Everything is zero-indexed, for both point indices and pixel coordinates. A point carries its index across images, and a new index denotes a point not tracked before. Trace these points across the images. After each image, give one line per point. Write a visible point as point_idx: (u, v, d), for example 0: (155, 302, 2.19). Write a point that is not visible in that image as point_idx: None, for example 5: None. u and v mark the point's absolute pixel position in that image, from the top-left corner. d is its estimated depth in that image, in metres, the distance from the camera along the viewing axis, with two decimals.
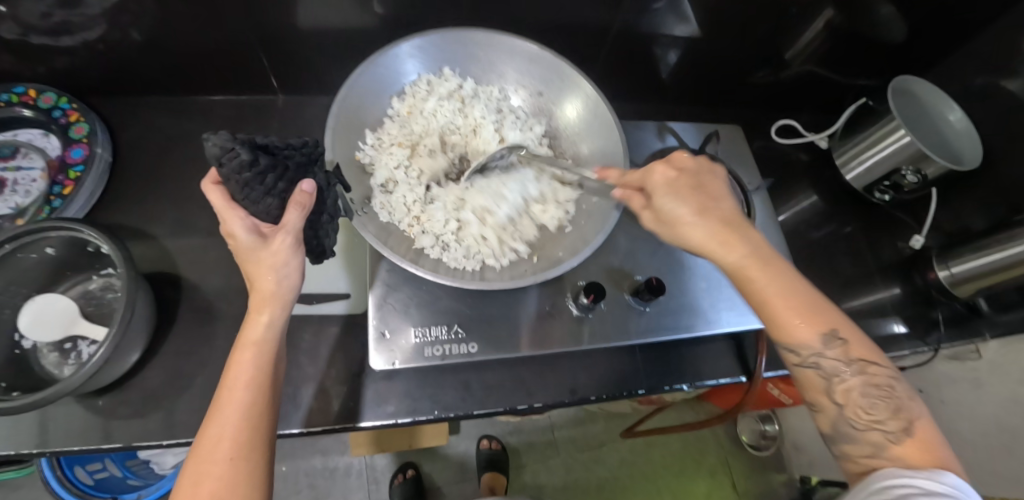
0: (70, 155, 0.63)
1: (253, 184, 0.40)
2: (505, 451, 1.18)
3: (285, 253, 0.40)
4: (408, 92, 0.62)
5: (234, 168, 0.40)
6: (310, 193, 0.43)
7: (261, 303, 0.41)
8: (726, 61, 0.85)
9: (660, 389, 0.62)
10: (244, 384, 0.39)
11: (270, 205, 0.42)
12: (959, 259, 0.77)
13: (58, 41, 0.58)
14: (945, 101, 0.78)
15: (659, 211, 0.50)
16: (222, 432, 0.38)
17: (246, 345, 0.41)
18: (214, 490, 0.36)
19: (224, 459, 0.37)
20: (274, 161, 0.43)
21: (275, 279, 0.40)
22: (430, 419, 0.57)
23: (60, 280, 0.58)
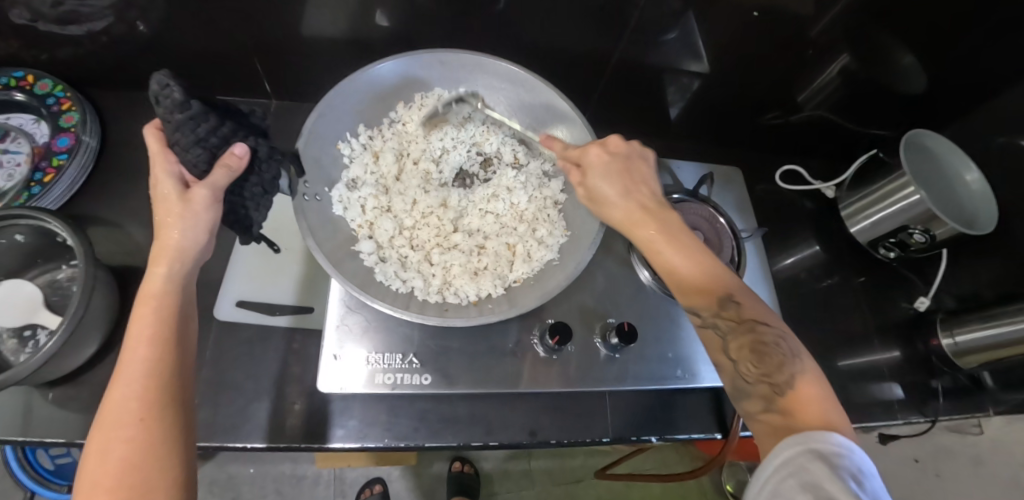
0: (56, 143, 0.64)
1: (184, 129, 0.39)
2: (477, 476, 1.15)
3: (199, 208, 0.41)
4: (416, 102, 0.60)
5: (167, 108, 0.38)
6: (242, 156, 0.42)
7: (162, 255, 0.40)
8: (734, 100, 0.82)
9: (626, 439, 0.59)
10: (145, 340, 0.37)
11: (197, 157, 0.41)
12: (964, 328, 0.73)
13: (66, 29, 0.59)
14: (962, 159, 0.74)
15: (591, 190, 0.48)
16: (128, 392, 0.35)
17: (145, 300, 0.39)
18: (123, 451, 0.34)
19: (134, 420, 0.35)
20: (217, 115, 0.41)
21: (182, 233, 0.40)
22: (379, 447, 0.54)
23: (30, 267, 0.58)
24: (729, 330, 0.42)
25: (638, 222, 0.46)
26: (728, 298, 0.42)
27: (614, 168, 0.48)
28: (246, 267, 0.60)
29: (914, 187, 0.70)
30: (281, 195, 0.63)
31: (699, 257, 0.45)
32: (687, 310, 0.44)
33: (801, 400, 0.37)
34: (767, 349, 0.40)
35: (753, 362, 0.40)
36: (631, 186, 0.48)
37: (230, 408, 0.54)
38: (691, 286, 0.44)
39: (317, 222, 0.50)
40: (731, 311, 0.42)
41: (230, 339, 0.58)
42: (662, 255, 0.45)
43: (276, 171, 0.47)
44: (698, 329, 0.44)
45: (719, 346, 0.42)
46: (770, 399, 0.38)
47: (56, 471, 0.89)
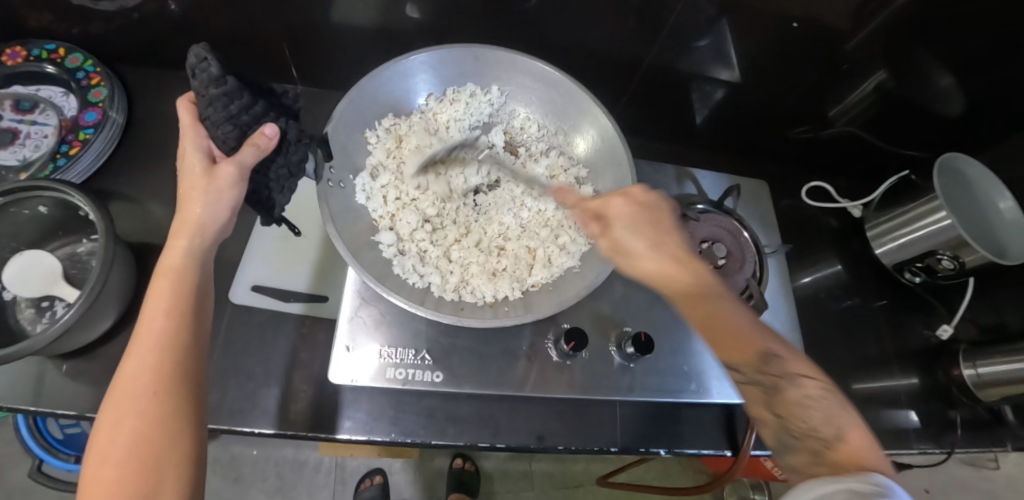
0: (84, 118, 0.64)
1: (216, 104, 0.38)
2: (477, 474, 1.15)
3: (223, 184, 0.40)
4: (447, 95, 0.59)
5: (202, 81, 0.37)
6: (270, 137, 0.41)
7: (181, 229, 0.40)
8: (763, 111, 0.80)
9: (635, 450, 0.58)
10: (162, 314, 0.37)
11: (227, 133, 0.40)
12: (988, 360, 0.71)
13: (98, 4, 0.59)
14: (997, 187, 0.72)
15: (615, 242, 0.46)
16: (142, 365, 0.35)
17: (163, 273, 0.39)
18: (135, 424, 0.34)
19: (147, 394, 0.35)
20: (251, 93, 0.40)
21: (203, 208, 0.39)
22: (385, 442, 0.54)
23: (51, 238, 0.58)
24: (783, 381, 0.38)
25: (675, 274, 0.43)
26: (768, 351, 0.39)
27: (639, 219, 0.46)
28: (264, 251, 0.60)
29: (945, 211, 0.68)
30: (306, 180, 0.63)
31: (737, 310, 0.41)
32: (730, 366, 0.40)
33: (851, 448, 0.34)
34: (818, 404, 0.37)
35: (800, 416, 0.37)
36: (659, 239, 0.45)
37: (240, 392, 0.54)
38: (725, 340, 0.40)
39: (338, 210, 0.49)
40: (775, 369, 0.38)
41: (244, 323, 0.58)
42: (716, 304, 0.41)
43: (303, 154, 0.46)
44: (737, 385, 0.40)
45: (762, 402, 0.39)
46: (821, 453, 0.34)
47: (65, 441, 0.91)
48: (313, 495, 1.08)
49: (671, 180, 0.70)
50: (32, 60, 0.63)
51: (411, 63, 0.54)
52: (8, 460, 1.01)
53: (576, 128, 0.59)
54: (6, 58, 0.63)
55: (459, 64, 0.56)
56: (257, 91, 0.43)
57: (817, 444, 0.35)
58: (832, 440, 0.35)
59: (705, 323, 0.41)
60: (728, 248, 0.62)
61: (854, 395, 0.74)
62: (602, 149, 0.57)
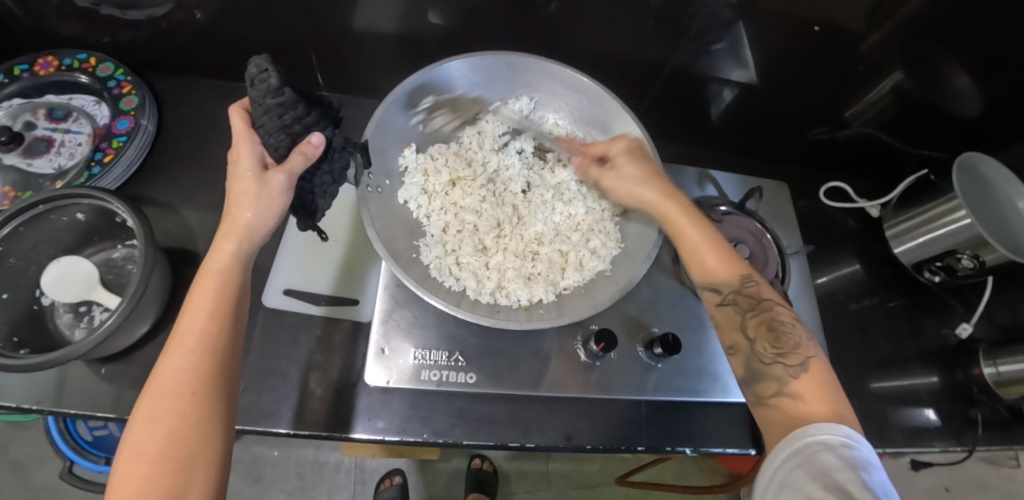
0: (116, 126, 0.65)
1: (272, 114, 0.39)
2: (495, 474, 1.16)
3: (274, 191, 0.41)
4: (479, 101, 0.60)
5: (260, 91, 0.38)
6: (318, 146, 0.42)
7: (231, 233, 0.40)
8: (782, 112, 0.81)
9: (661, 449, 0.59)
10: (205, 314, 0.38)
11: (279, 142, 0.41)
12: (1008, 358, 0.72)
13: (126, 14, 0.60)
14: (1014, 185, 0.72)
15: (619, 172, 0.54)
16: (182, 364, 0.36)
17: (208, 273, 0.39)
18: (171, 422, 0.34)
19: (185, 393, 0.35)
20: (304, 103, 0.41)
21: (254, 213, 0.40)
22: (418, 442, 0.55)
23: (87, 245, 0.60)
24: (745, 309, 0.49)
25: (670, 196, 0.52)
26: (749, 277, 0.49)
27: (639, 152, 0.54)
28: (296, 255, 0.61)
29: (966, 210, 0.69)
30: (345, 186, 0.64)
31: (715, 238, 0.51)
32: (708, 288, 0.50)
33: (812, 379, 0.44)
34: (789, 327, 0.47)
35: (770, 342, 0.47)
36: (654, 170, 0.53)
37: (273, 394, 0.55)
38: (719, 260, 0.50)
39: (377, 215, 0.50)
40: (751, 290, 0.49)
41: (276, 326, 0.59)
42: (688, 231, 0.51)
43: (346, 162, 0.47)
44: (715, 308, 0.50)
45: (737, 324, 0.49)
46: (785, 378, 0.45)
47: (94, 443, 0.92)
48: (333, 495, 1.09)
49: (692, 182, 0.71)
50: (64, 70, 0.64)
51: (446, 70, 0.55)
52: (37, 461, 1.03)
53: (604, 135, 0.60)
54: (39, 68, 0.64)
55: (493, 71, 0.57)
56: (308, 99, 0.43)
57: (784, 369, 0.45)
58: (806, 364, 0.45)
59: (697, 252, 0.50)
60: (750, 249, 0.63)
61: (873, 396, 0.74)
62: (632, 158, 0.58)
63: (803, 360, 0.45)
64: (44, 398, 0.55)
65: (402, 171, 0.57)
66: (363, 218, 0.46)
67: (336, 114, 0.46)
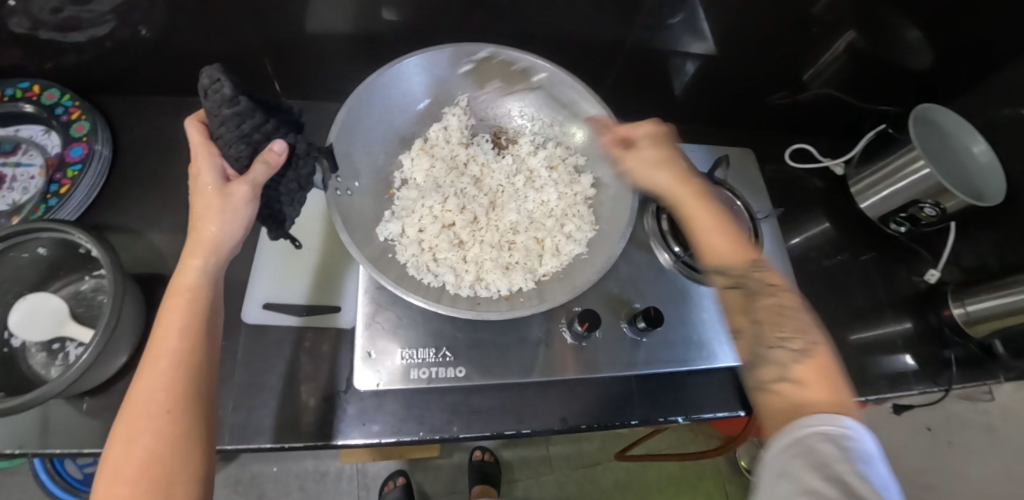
0: (70, 153, 0.63)
1: (229, 124, 0.38)
2: (497, 464, 1.17)
3: (239, 203, 0.40)
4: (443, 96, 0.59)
5: (215, 102, 0.37)
6: (280, 154, 0.41)
7: (197, 248, 0.39)
8: (742, 80, 0.82)
9: (654, 420, 0.60)
10: (176, 333, 0.37)
11: (240, 152, 0.40)
12: (975, 297, 0.74)
13: (67, 36, 0.58)
14: (969, 132, 0.75)
15: (636, 157, 0.53)
16: (156, 384, 0.35)
17: (178, 291, 0.39)
18: (149, 442, 0.34)
19: (160, 412, 0.35)
20: (262, 111, 0.40)
21: (219, 227, 0.39)
22: (415, 440, 0.55)
23: (53, 279, 0.58)
24: (754, 294, 0.46)
25: (654, 171, 0.52)
26: (756, 262, 0.47)
27: (661, 137, 0.54)
28: (272, 268, 0.60)
29: (924, 160, 0.71)
30: (315, 191, 0.64)
31: (723, 224, 0.49)
32: (714, 270, 0.48)
33: (816, 367, 0.40)
34: (790, 312, 0.44)
35: (774, 325, 0.44)
36: (670, 155, 0.53)
37: (263, 410, 0.55)
38: (724, 243, 0.48)
39: (349, 219, 0.50)
40: (761, 275, 0.47)
41: (259, 341, 0.58)
42: (699, 214, 0.50)
43: (311, 168, 0.46)
44: (724, 291, 0.48)
45: (741, 307, 0.47)
46: (790, 364, 0.41)
47: (86, 481, 0.91)
48: None
49: None
50: (7, 100, 0.62)
51: (406, 67, 0.54)
52: None
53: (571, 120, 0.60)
54: None
55: (451, 64, 0.56)
56: (267, 107, 0.43)
57: (787, 353, 0.42)
58: (810, 350, 0.41)
59: (704, 234, 0.49)
60: None
61: (851, 348, 0.77)
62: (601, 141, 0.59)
63: (808, 345, 0.42)
64: (26, 441, 0.53)
65: (394, 181, 0.58)
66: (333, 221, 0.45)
67: (298, 121, 0.46)
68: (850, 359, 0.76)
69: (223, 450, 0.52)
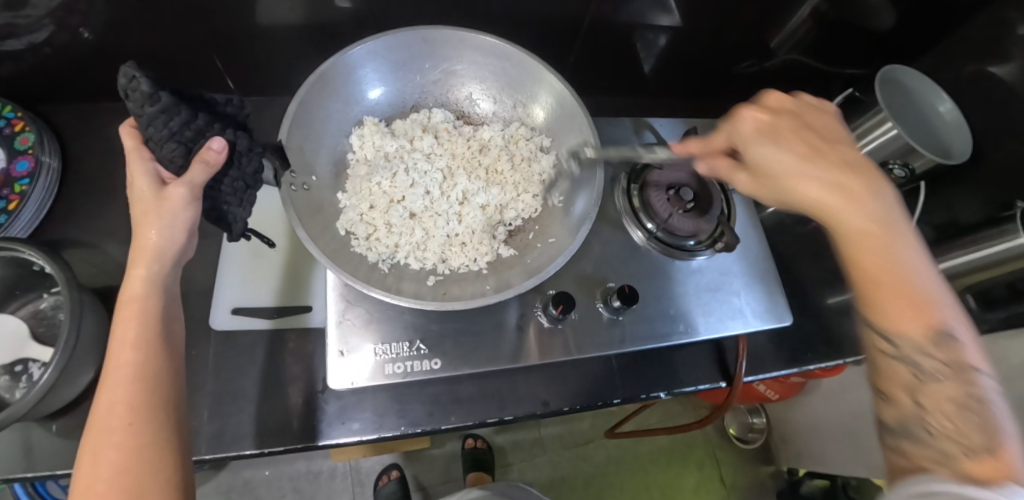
0: (16, 168, 0.60)
1: (155, 124, 0.36)
2: (491, 450, 1.18)
3: (177, 205, 0.38)
4: (400, 81, 0.57)
5: (137, 101, 0.35)
6: (220, 152, 0.39)
7: (140, 256, 0.38)
8: (710, 50, 0.81)
9: (637, 397, 0.61)
10: (130, 345, 0.36)
11: (173, 152, 0.38)
12: (947, 256, 0.75)
13: (5, 44, 0.55)
14: (934, 92, 0.75)
15: (753, 166, 0.44)
16: (115, 398, 0.34)
17: (126, 303, 0.37)
18: (112, 455, 0.33)
19: (121, 426, 0.34)
20: (189, 107, 0.38)
21: (158, 232, 0.38)
22: (397, 435, 0.55)
23: (8, 301, 0.55)
24: (929, 373, 0.37)
25: (858, 200, 0.40)
26: (942, 332, 0.37)
27: (778, 130, 0.44)
28: (238, 271, 0.59)
29: (893, 121, 0.71)
30: (265, 189, 0.62)
31: (904, 267, 0.38)
32: (880, 333, 0.39)
33: (998, 466, 0.31)
34: (978, 409, 0.35)
35: (947, 416, 0.35)
36: (811, 151, 0.42)
37: (241, 415, 0.54)
38: (898, 305, 0.38)
39: (308, 214, 0.48)
40: (946, 348, 0.37)
41: (231, 348, 0.57)
42: (889, 255, 0.39)
43: (257, 165, 0.43)
44: (883, 358, 0.39)
45: (906, 382, 0.38)
46: (957, 460, 0.33)
47: None
48: None
49: (630, 132, 0.71)
50: None
51: (361, 54, 0.51)
52: None
53: (534, 102, 0.58)
54: None
55: (408, 48, 0.54)
56: (197, 102, 0.40)
57: (956, 448, 0.34)
58: (993, 448, 0.32)
59: (873, 280, 0.39)
60: (694, 191, 0.63)
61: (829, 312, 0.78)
62: (564, 123, 0.56)
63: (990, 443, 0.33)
64: None
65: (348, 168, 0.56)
66: (287, 214, 0.43)
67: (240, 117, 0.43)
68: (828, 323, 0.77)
69: (202, 460, 0.51)
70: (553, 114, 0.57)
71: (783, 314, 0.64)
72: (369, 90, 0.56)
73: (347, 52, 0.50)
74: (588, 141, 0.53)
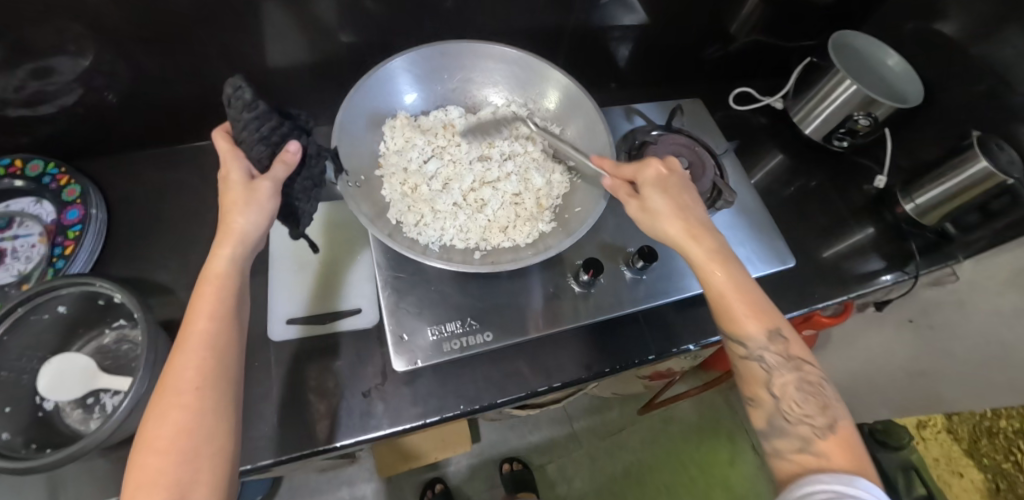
0: (66, 217, 0.63)
1: (250, 127, 0.43)
2: (529, 470, 1.17)
3: (263, 197, 0.43)
4: (426, 90, 0.64)
5: (237, 109, 0.43)
6: (296, 153, 0.45)
7: (226, 237, 0.42)
8: (680, 41, 0.90)
9: (670, 352, 0.65)
10: (206, 315, 0.40)
11: (261, 153, 0.44)
12: (921, 191, 0.82)
13: (37, 110, 0.61)
14: (881, 49, 0.85)
15: (646, 202, 0.52)
16: (187, 364, 0.38)
17: (209, 279, 0.41)
18: (179, 416, 0.36)
19: (189, 388, 0.37)
20: (276, 115, 0.46)
21: (245, 218, 0.42)
22: (457, 414, 0.59)
23: (75, 338, 0.59)
24: (777, 367, 0.47)
25: (701, 239, 0.50)
26: (776, 331, 0.48)
27: (670, 185, 0.52)
28: (286, 284, 0.63)
29: (849, 79, 0.80)
30: (323, 203, 0.68)
31: (749, 287, 0.49)
32: (734, 339, 0.48)
33: (839, 441, 0.43)
34: (812, 388, 0.46)
35: (795, 401, 0.46)
36: (685, 206, 0.51)
37: (304, 416, 0.57)
38: (750, 311, 0.48)
39: (365, 206, 0.53)
40: (779, 344, 0.47)
41: (288, 356, 0.60)
42: (734, 285, 0.48)
43: (322, 166, 0.50)
44: (741, 360, 0.48)
45: (762, 380, 0.47)
46: (810, 438, 0.44)
47: None
48: None
49: (621, 118, 0.78)
50: None
51: (393, 68, 0.58)
52: None
53: (543, 95, 0.65)
54: None
55: (431, 62, 0.61)
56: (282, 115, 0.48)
57: (809, 428, 0.44)
58: (833, 426, 0.44)
59: (725, 298, 0.49)
60: (688, 160, 0.71)
61: (826, 258, 0.85)
62: (572, 109, 0.63)
63: (830, 421, 0.44)
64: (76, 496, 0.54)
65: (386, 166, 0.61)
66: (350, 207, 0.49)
67: (306, 125, 0.50)
68: (827, 268, 0.83)
69: (277, 461, 0.54)
70: (562, 105, 0.64)
71: (783, 256, 0.72)
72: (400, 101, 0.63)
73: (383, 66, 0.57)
74: (597, 119, 0.61)
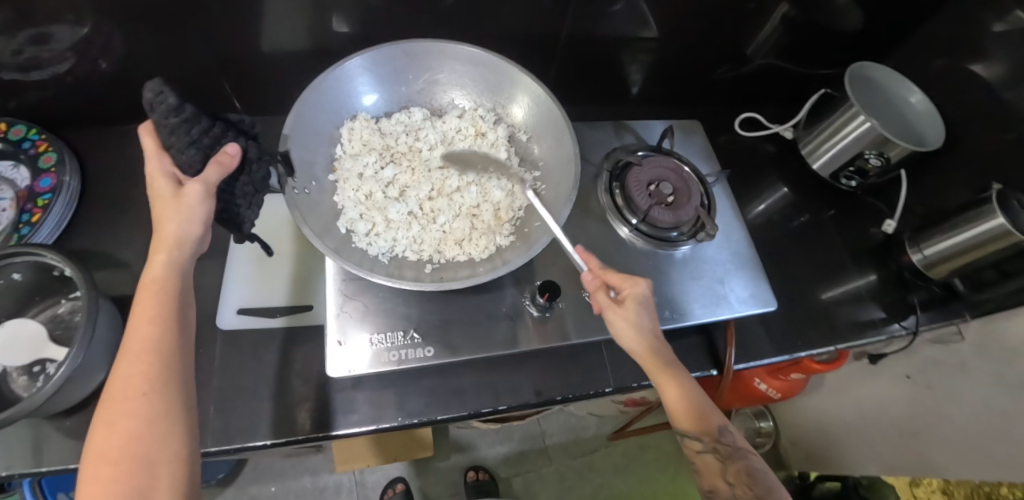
0: (39, 185, 0.64)
1: (179, 132, 0.42)
2: (493, 481, 1.15)
3: (193, 201, 0.42)
4: (387, 91, 0.62)
5: (161, 113, 0.41)
6: (234, 156, 0.46)
7: (160, 245, 0.42)
8: (690, 59, 0.85)
9: (628, 386, 0.62)
10: (148, 320, 0.40)
11: (192, 158, 0.43)
12: (930, 242, 0.77)
13: (30, 75, 0.61)
14: (903, 85, 0.80)
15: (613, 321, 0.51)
16: (132, 370, 0.37)
17: (146, 287, 0.41)
18: (130, 423, 0.36)
19: (137, 394, 0.37)
20: (207, 118, 0.45)
21: (178, 224, 0.42)
22: (394, 426, 0.57)
23: (31, 305, 0.59)
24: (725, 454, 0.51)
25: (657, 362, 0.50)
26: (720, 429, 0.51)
27: (641, 301, 0.51)
28: (241, 274, 0.62)
29: (864, 115, 0.75)
30: (271, 195, 0.67)
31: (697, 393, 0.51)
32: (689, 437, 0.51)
33: None
34: (746, 471, 0.50)
35: (746, 486, 0.50)
36: (649, 343, 0.50)
37: (245, 410, 0.56)
38: (692, 419, 0.50)
39: (309, 214, 0.52)
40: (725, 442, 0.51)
41: (236, 346, 0.60)
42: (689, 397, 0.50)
43: (265, 172, 0.50)
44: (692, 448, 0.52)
45: (716, 470, 0.51)
46: None
47: None
48: None
49: (611, 135, 0.75)
50: None
51: (350, 69, 0.56)
52: None
53: (509, 100, 0.63)
54: None
55: (392, 62, 0.58)
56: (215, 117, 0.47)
57: None
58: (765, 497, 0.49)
59: (677, 402, 0.50)
60: (673, 185, 0.67)
61: (818, 303, 0.80)
62: (539, 118, 0.61)
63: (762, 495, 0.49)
64: (12, 463, 0.54)
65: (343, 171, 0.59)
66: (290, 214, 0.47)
67: (249, 129, 0.50)
68: (818, 313, 0.78)
69: (208, 453, 0.53)
70: (529, 113, 0.61)
71: (766, 299, 0.67)
72: (360, 102, 0.61)
73: (338, 68, 0.55)
74: (563, 131, 0.58)
